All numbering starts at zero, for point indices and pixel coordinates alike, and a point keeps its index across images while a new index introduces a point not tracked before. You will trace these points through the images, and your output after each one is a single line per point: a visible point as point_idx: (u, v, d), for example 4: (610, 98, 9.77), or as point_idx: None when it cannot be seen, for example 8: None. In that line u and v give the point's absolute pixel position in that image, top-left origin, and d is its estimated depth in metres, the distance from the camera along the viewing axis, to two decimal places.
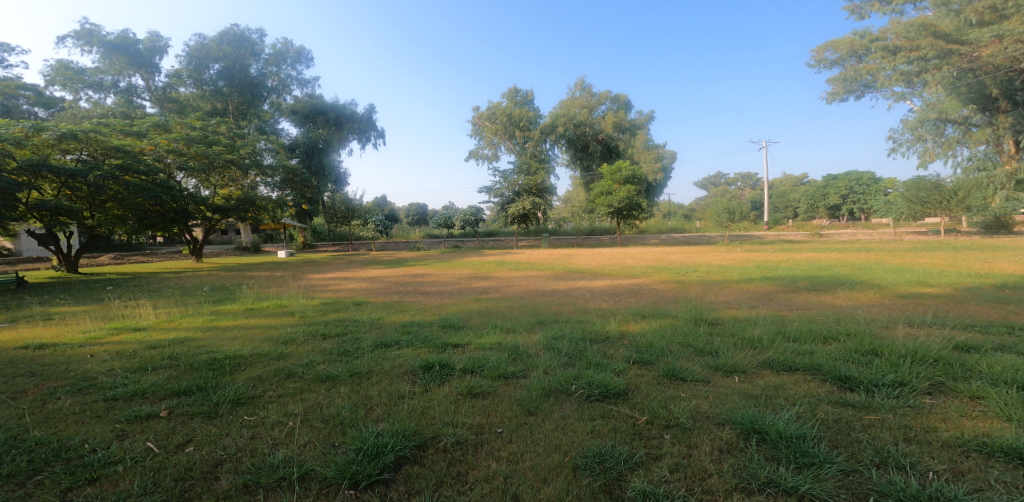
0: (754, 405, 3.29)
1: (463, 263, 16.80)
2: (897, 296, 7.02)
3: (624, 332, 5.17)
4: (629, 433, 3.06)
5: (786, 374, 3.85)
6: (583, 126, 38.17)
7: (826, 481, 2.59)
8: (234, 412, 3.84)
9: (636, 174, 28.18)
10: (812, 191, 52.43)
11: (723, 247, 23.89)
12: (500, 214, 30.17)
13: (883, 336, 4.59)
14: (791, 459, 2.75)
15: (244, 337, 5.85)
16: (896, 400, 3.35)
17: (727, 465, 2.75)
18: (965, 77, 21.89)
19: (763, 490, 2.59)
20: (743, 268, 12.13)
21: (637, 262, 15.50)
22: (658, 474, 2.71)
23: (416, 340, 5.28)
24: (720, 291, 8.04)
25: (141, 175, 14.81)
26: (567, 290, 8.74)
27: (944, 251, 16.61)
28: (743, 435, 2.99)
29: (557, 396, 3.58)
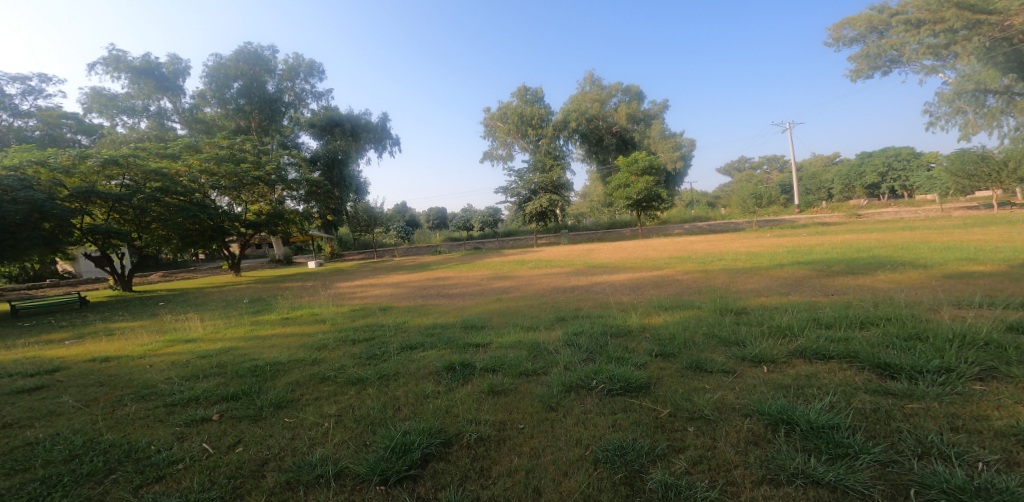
0: (783, 395, 3.18)
1: (488, 263, 16.98)
2: (943, 276, 6.61)
3: (647, 325, 5.10)
4: (651, 426, 3.01)
5: (819, 362, 3.70)
6: (596, 120, 37.78)
7: (860, 472, 2.49)
8: (276, 415, 4.02)
9: (653, 164, 27.85)
10: (846, 171, 50.38)
11: (751, 234, 23.20)
12: (517, 214, 30.22)
13: (927, 320, 4.32)
14: (823, 450, 2.64)
15: (281, 345, 6.08)
16: (941, 387, 3.16)
17: (754, 456, 2.67)
18: (999, 47, 20.93)
19: (792, 482, 2.50)
20: (771, 254, 11.75)
21: (662, 254, 15.27)
22: (682, 466, 2.66)
23: (440, 341, 5.36)
24: (747, 279, 7.81)
25: (180, 196, 15.66)
26: (589, 286, 8.66)
27: (991, 225, 15.64)
28: (771, 426, 2.89)
29: (578, 391, 3.55)
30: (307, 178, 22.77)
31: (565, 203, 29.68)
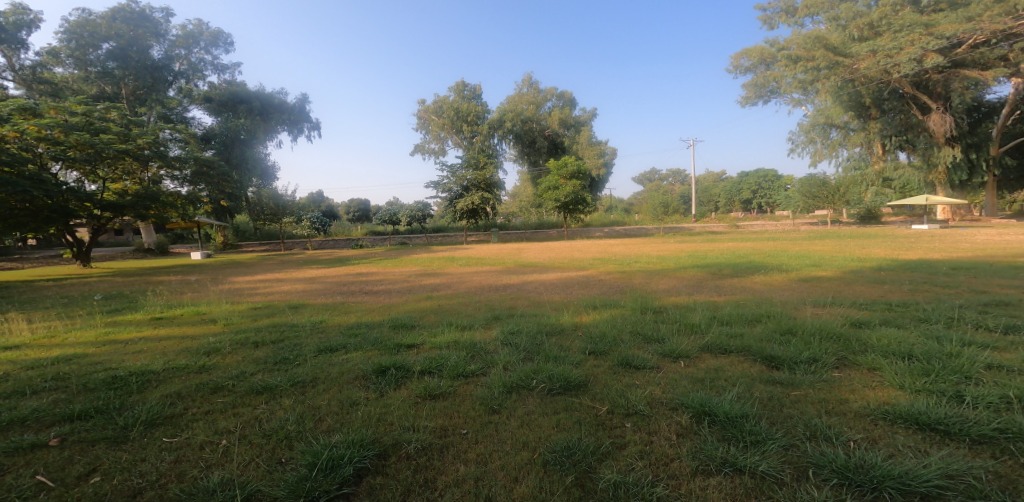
0: (700, 387, 3.62)
1: (408, 259, 16.32)
2: (800, 279, 7.94)
3: (577, 322, 5.45)
4: (593, 424, 3.27)
5: (722, 355, 4.26)
6: (529, 122, 39.35)
7: (771, 458, 2.88)
8: (148, 435, 3.46)
9: (581, 169, 29.11)
10: (730, 187, 59.70)
11: (660, 239, 25.47)
12: (448, 209, 29.53)
13: (796, 317, 5.18)
14: (739, 438, 3.04)
15: (151, 350, 5.23)
16: (813, 375, 3.80)
17: (686, 448, 3.00)
18: (846, 87, 27.21)
19: (720, 470, 2.83)
20: (677, 257, 13.09)
21: (583, 255, 15.96)
22: (627, 462, 2.91)
23: (366, 342, 5.28)
24: (659, 279, 8.59)
25: (4, 167, 12.43)
26: (519, 285, 8.82)
27: (839, 238, 18.90)
28: (695, 418, 3.28)
29: (519, 392, 3.78)
30: (195, 155, 20.52)
31: (496, 202, 29.49)
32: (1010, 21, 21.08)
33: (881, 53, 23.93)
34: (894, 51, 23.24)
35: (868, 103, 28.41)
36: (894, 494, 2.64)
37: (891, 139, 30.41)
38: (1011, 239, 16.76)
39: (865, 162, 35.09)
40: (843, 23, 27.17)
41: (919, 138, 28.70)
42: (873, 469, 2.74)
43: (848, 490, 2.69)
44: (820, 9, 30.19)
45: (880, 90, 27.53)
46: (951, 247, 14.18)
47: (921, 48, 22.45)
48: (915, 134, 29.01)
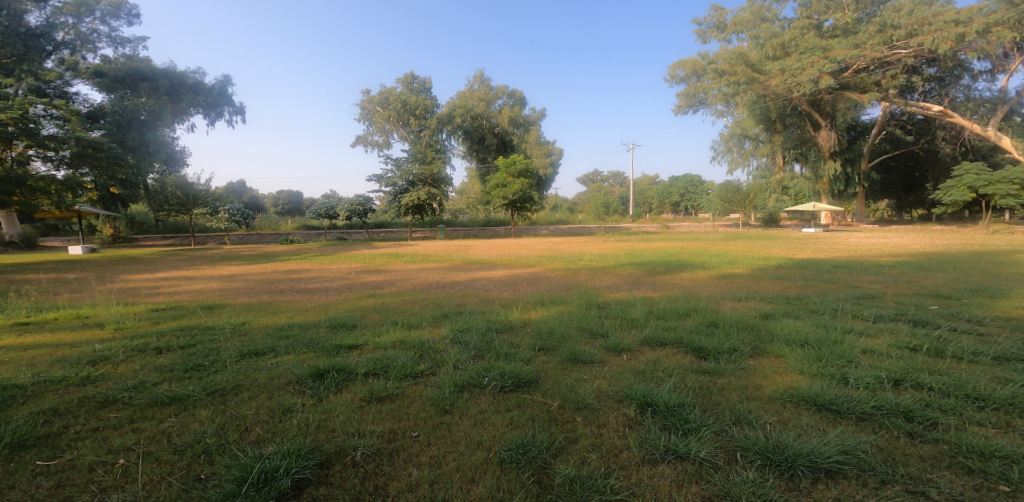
0: (641, 379, 3.85)
1: (346, 255, 15.55)
2: (721, 275, 8.66)
3: (525, 319, 5.64)
4: (546, 421, 3.40)
5: (659, 348, 4.58)
6: (480, 119, 39.70)
7: (706, 443, 3.11)
8: (17, 459, 3.07)
9: (529, 167, 29.12)
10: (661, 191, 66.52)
11: (601, 238, 26.43)
12: (392, 204, 28.24)
13: (717, 310, 5.69)
14: (678, 426, 3.26)
15: (17, 361, 4.52)
16: (734, 363, 4.17)
17: (633, 439, 3.18)
18: (761, 102, 30.14)
19: (664, 458, 3.02)
20: (617, 256, 13.71)
21: (530, 252, 16.12)
22: (580, 456, 3.04)
23: (300, 344, 5.10)
24: (601, 276, 8.95)
25: None
26: (465, 283, 8.77)
27: (753, 239, 20.78)
28: (639, 409, 3.49)
29: (471, 390, 3.91)
30: (77, 134, 17.09)
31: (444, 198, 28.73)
32: (886, 49, 24.58)
33: (789, 72, 26.95)
34: (797, 71, 26.42)
35: (774, 117, 31.96)
36: (806, 471, 2.90)
37: (790, 151, 34.34)
38: (885, 241, 19.47)
39: (770, 171, 39.48)
40: (762, 41, 29.83)
41: (809, 152, 33.50)
42: (787, 449, 2.99)
43: (769, 469, 2.94)
44: (743, 27, 32.56)
45: (783, 106, 31.13)
46: (842, 248, 16.11)
47: (818, 70, 25.52)
48: (808, 149, 33.42)
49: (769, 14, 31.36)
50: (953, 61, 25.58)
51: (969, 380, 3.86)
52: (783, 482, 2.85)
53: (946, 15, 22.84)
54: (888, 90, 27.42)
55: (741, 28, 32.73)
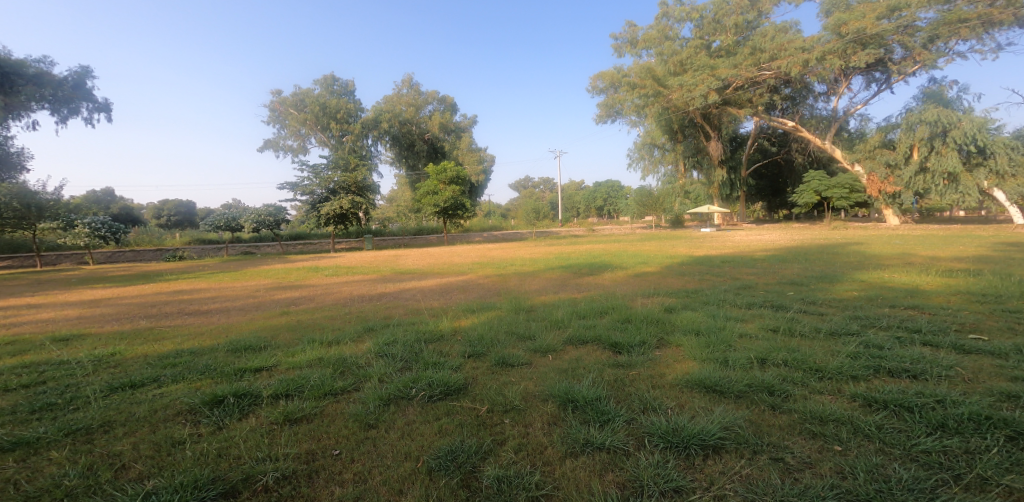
0: (564, 377, 3.94)
1: (258, 271, 14.72)
2: (637, 274, 9.09)
3: (456, 327, 5.61)
4: (474, 425, 3.41)
5: (581, 346, 4.71)
6: (409, 123, 39.47)
7: (619, 432, 3.18)
8: None
9: (460, 175, 29.27)
10: (586, 195, 72.11)
11: (532, 243, 27.03)
12: (309, 214, 26.90)
13: (632, 307, 5.95)
14: (595, 419, 3.33)
15: None
16: (643, 355, 4.36)
17: (556, 435, 3.22)
18: (665, 112, 32.49)
19: (585, 451, 3.07)
20: (546, 259, 14.03)
21: (463, 259, 16.16)
22: (506, 457, 3.05)
23: (193, 372, 4.96)
24: (531, 280, 9.08)
25: None
26: (393, 294, 8.58)
27: (661, 240, 22.03)
28: (561, 406, 3.55)
29: (399, 403, 3.87)
30: None
31: (370, 206, 28.11)
32: (756, 71, 27.30)
33: (686, 87, 29.45)
34: (691, 87, 29.01)
35: (674, 127, 34.39)
36: (699, 450, 2.99)
37: (688, 160, 36.91)
38: (759, 238, 21.40)
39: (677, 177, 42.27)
40: (665, 57, 32.17)
41: (703, 161, 36.08)
42: (682, 430, 3.09)
43: (671, 451, 3.01)
44: (651, 45, 33.74)
45: (681, 118, 33.81)
46: (729, 244, 17.52)
47: (706, 87, 28.14)
48: (702, 158, 36.30)
49: (672, 32, 32.49)
50: (800, 83, 29.03)
51: (812, 355, 4.13)
52: (681, 461, 2.94)
53: (795, 43, 25.60)
54: (756, 107, 30.45)
55: (650, 45, 33.71)
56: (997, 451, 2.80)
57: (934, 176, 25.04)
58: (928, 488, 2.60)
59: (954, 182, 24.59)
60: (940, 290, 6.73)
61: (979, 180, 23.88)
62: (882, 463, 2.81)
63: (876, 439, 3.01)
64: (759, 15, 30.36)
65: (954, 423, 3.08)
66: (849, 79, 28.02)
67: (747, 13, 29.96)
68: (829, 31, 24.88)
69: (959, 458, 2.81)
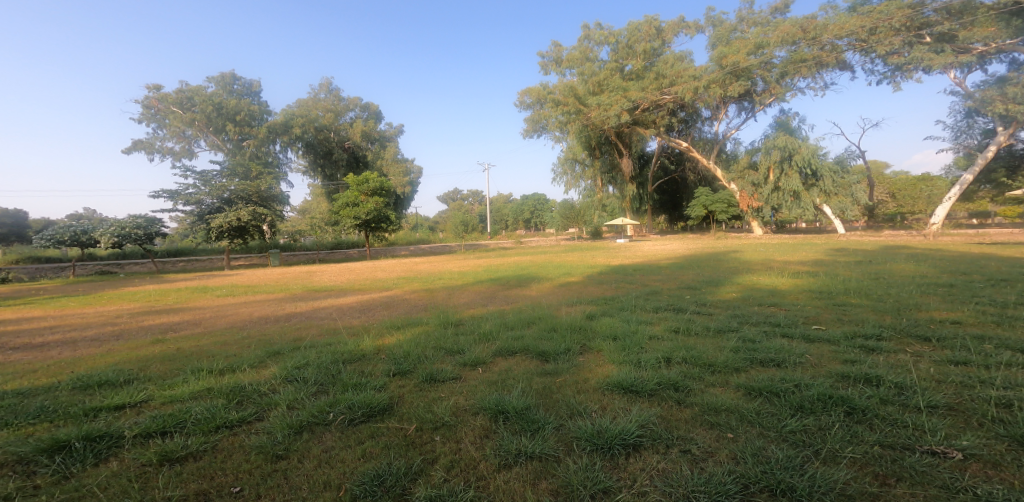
0: (495, 390, 3.90)
1: (124, 292, 12.70)
2: (560, 285, 9.54)
3: (379, 346, 5.32)
4: (402, 446, 3.23)
5: (510, 357, 4.78)
6: (326, 130, 36.43)
7: (549, 439, 3.11)
8: None
9: (384, 186, 27.78)
10: (516, 208, 77.96)
11: (460, 255, 26.85)
12: (196, 225, 23.57)
13: (557, 317, 6.23)
14: (526, 428, 3.25)
15: None
16: (569, 362, 4.52)
17: (488, 448, 3.09)
18: (587, 129, 34.57)
19: (517, 461, 2.95)
20: (475, 272, 14.09)
21: (389, 273, 15.62)
22: (437, 475, 2.87)
23: (21, 415, 4.04)
24: (460, 294, 9.12)
25: None
26: (304, 314, 8.00)
27: (584, 251, 23.25)
28: (492, 418, 3.47)
29: (312, 430, 3.63)
30: None
31: (277, 218, 25.78)
32: (658, 94, 30.43)
33: (602, 107, 31.44)
34: (607, 106, 31.05)
35: (593, 144, 37.41)
36: (622, 449, 2.98)
37: (604, 176, 40.43)
38: (664, 247, 23.95)
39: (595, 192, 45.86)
40: (586, 77, 34.06)
41: (617, 177, 40.04)
42: (606, 432, 3.07)
43: (598, 453, 2.97)
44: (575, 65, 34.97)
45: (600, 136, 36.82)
46: (642, 255, 19.04)
47: (621, 107, 30.68)
48: (615, 176, 40.29)
49: (593, 54, 34.47)
50: (693, 110, 33.35)
51: (705, 352, 4.56)
52: (607, 461, 2.89)
53: (688, 71, 29.27)
54: (659, 128, 33.44)
55: (573, 65, 35.03)
56: (847, 429, 3.17)
57: (783, 194, 30.02)
58: (798, 465, 2.79)
59: (798, 199, 29.64)
60: (793, 289, 7.99)
61: (814, 198, 29.40)
62: (764, 446, 2.98)
63: (759, 424, 3.22)
64: (663, 43, 33.62)
65: (809, 404, 3.45)
66: (726, 107, 32.38)
67: (652, 41, 33.18)
68: (714, 63, 28.74)
69: (817, 435, 3.10)
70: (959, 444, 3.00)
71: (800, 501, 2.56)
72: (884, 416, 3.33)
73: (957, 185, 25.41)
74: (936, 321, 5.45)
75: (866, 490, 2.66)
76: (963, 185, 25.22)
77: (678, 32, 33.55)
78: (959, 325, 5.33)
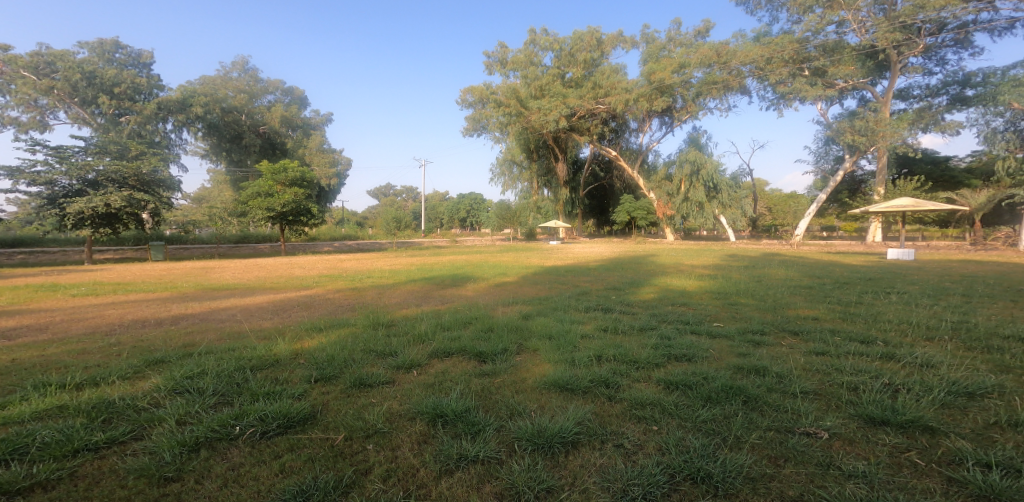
0: (431, 393, 3.84)
1: None
2: (492, 287, 9.65)
3: (297, 350, 5.14)
4: (330, 457, 3.07)
5: (446, 358, 4.73)
6: (235, 112, 34.21)
7: (490, 441, 3.16)
8: None
9: (304, 177, 25.72)
10: (451, 207, 80.93)
11: (391, 253, 26.01)
12: (44, 209, 19.46)
13: (493, 317, 6.33)
14: (466, 431, 3.27)
15: None
16: (505, 361, 4.58)
17: (428, 454, 3.06)
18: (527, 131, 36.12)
19: (458, 466, 2.97)
20: (406, 271, 13.77)
21: (308, 270, 14.65)
22: (374, 486, 2.79)
23: None
24: (390, 294, 8.93)
25: None
26: (200, 319, 7.22)
27: (518, 251, 23.67)
28: (430, 422, 3.42)
29: (213, 446, 3.37)
30: None
31: (162, 205, 22.42)
32: (594, 103, 33.20)
33: (541, 111, 33.38)
34: (547, 111, 32.77)
35: (532, 146, 38.93)
36: (560, 447, 3.10)
37: (540, 179, 41.96)
38: (593, 249, 25.64)
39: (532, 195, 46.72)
40: (528, 81, 35.61)
41: (553, 180, 41.74)
42: (546, 431, 3.19)
43: (538, 452, 3.08)
44: (519, 68, 36.15)
45: (538, 140, 38.75)
46: (571, 256, 19.79)
47: (559, 112, 32.77)
48: (551, 180, 42.09)
49: (536, 59, 35.93)
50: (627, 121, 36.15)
51: (630, 349, 4.87)
52: (547, 460, 3.01)
53: (621, 84, 32.09)
54: (594, 136, 36.39)
55: (517, 68, 36.34)
56: (747, 416, 3.58)
57: (691, 204, 32.97)
58: (711, 451, 3.09)
59: (701, 210, 32.90)
60: (700, 290, 8.82)
61: (714, 210, 32.67)
62: (683, 436, 3.26)
63: (678, 416, 3.52)
64: (602, 55, 35.90)
65: (716, 395, 3.86)
66: (650, 120, 35.52)
67: (593, 51, 35.27)
68: (644, 78, 31.58)
69: (723, 423, 3.47)
70: (825, 424, 3.53)
71: (715, 486, 2.83)
72: (773, 403, 3.81)
73: (815, 203, 29.81)
74: (801, 317, 6.41)
75: (764, 470, 3.02)
76: (818, 203, 29.57)
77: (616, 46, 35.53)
78: (818, 320, 6.32)
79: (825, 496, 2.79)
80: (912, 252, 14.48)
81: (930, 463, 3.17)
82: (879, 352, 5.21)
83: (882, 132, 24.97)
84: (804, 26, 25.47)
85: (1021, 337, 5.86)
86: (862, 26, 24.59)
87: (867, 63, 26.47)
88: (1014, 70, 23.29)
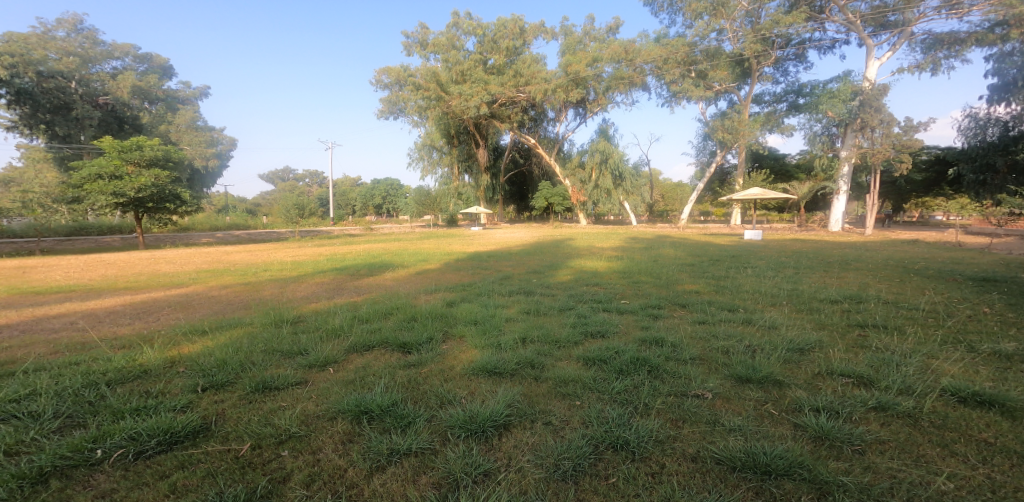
0: (352, 390, 3.62)
1: None
2: (408, 275, 9.35)
3: (172, 357, 4.43)
4: (236, 470, 2.76)
5: (366, 352, 4.49)
6: (50, 76, 27.12)
7: (422, 432, 3.09)
8: None
9: (165, 155, 22.18)
10: (364, 193, 78.68)
11: (297, 242, 23.96)
12: None
13: (415, 306, 6.14)
14: (394, 425, 3.15)
15: None
16: (431, 350, 4.47)
17: (355, 453, 2.90)
18: (445, 117, 35.88)
19: (389, 461, 2.86)
20: (314, 261, 12.79)
21: (185, 265, 12.77)
22: (295, 496, 2.59)
23: None
24: (294, 287, 8.23)
25: None
26: (26, 329, 5.88)
27: (439, 238, 23.00)
28: (353, 421, 3.24)
29: (73, 472, 2.80)
30: None
31: None
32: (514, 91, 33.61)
33: (462, 97, 33.14)
34: (468, 97, 32.72)
35: (452, 132, 39.13)
36: (492, 431, 3.13)
37: (461, 164, 42.09)
38: (511, 234, 26.34)
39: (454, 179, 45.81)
40: (449, 65, 34.66)
41: (474, 166, 42.27)
42: (477, 417, 3.19)
43: (470, 438, 3.08)
44: (439, 50, 34.97)
45: (458, 126, 38.77)
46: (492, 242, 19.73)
47: (484, 97, 32.77)
48: (472, 165, 42.59)
49: (459, 43, 34.75)
50: (540, 110, 37.62)
51: (551, 329, 5.07)
52: (481, 445, 3.02)
53: (541, 74, 32.94)
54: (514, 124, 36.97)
55: (438, 50, 35.06)
56: (652, 384, 3.94)
57: (600, 191, 35.06)
58: (626, 420, 3.35)
59: (609, 196, 35.15)
60: (609, 270, 9.45)
61: (620, 197, 35.12)
62: (602, 408, 3.48)
63: (596, 390, 3.74)
64: (524, 43, 35.98)
65: (626, 367, 4.18)
66: (566, 111, 37.30)
67: (516, 40, 35.30)
68: (562, 69, 33.12)
69: (634, 393, 3.77)
70: (711, 386, 4.01)
71: (632, 450, 3.08)
72: (672, 370, 4.23)
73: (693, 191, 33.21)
74: (689, 291, 7.21)
75: (668, 431, 3.34)
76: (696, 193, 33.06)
77: (537, 36, 35.97)
78: (702, 294, 7.15)
79: (715, 449, 3.14)
80: (762, 233, 17.06)
81: (782, 411, 3.74)
82: (745, 318, 6.05)
83: (743, 131, 28.81)
84: (693, 31, 28.32)
85: (836, 299, 7.24)
86: (736, 36, 28.11)
87: (736, 70, 29.30)
88: (830, 85, 28.41)
